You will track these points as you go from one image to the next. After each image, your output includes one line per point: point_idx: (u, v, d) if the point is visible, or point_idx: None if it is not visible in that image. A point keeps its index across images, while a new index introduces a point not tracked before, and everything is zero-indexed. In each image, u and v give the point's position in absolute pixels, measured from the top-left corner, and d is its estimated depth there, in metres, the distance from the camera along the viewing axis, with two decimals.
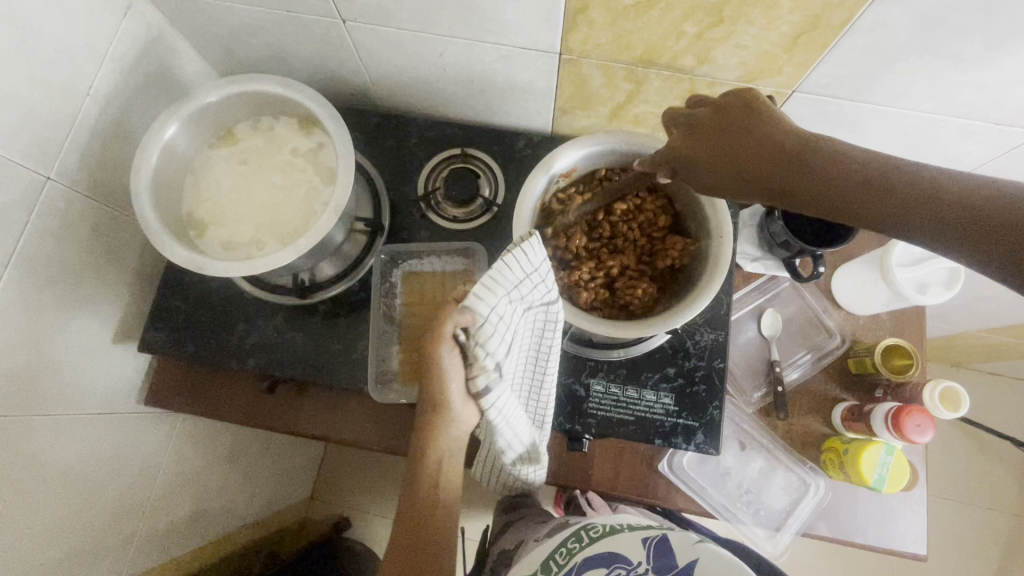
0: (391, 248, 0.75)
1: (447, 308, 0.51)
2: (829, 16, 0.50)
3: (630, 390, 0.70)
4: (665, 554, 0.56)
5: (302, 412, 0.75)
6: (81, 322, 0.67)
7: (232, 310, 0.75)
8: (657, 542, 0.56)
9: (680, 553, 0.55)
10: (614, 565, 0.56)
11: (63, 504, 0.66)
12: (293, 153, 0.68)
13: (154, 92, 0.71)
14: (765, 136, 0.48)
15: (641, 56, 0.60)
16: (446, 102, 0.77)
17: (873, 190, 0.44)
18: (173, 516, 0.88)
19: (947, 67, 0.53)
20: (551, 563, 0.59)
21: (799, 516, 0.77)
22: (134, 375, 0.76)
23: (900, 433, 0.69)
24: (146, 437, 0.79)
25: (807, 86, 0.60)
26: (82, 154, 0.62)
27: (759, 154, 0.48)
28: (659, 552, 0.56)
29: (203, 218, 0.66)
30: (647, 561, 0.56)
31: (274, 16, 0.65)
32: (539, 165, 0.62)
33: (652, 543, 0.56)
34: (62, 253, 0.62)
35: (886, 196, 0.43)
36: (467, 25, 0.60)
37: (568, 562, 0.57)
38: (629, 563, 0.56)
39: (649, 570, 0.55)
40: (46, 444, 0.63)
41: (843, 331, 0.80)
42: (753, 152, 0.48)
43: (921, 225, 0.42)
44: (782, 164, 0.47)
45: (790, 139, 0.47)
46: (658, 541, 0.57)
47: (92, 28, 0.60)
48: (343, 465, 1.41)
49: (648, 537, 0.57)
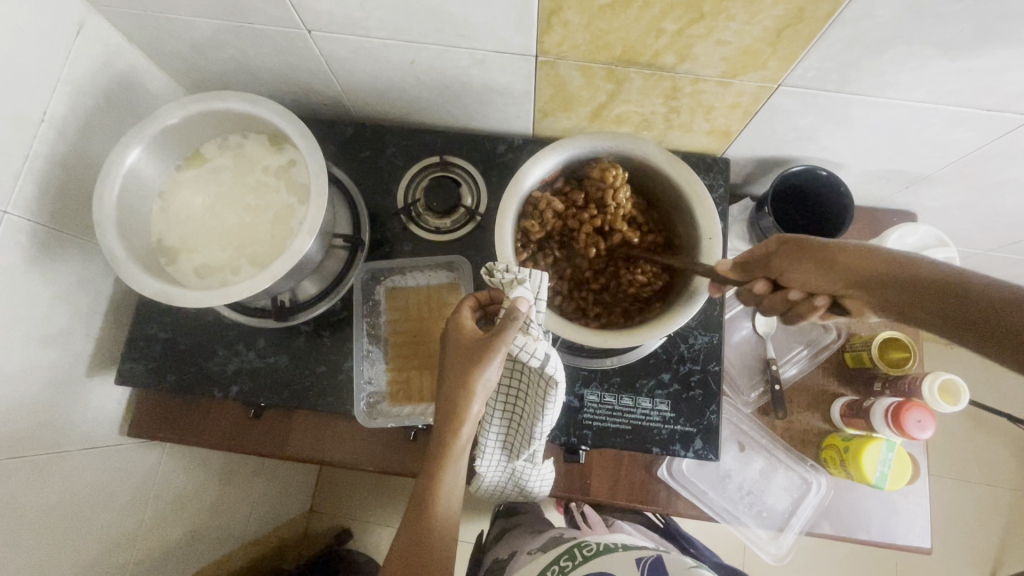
0: (372, 266, 0.72)
1: (500, 334, 0.51)
2: (813, 8, 0.48)
3: (625, 398, 0.69)
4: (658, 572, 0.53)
5: (290, 437, 0.73)
6: (52, 358, 0.64)
7: (211, 336, 0.72)
8: (651, 560, 0.54)
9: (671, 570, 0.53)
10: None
11: (49, 545, 0.64)
12: (265, 172, 0.66)
13: (115, 113, 0.67)
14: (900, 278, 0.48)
15: (620, 56, 0.58)
16: (423, 110, 0.75)
17: (940, 295, 0.45)
18: (166, 545, 0.85)
19: (937, 56, 0.51)
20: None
21: (803, 516, 0.76)
22: (115, 408, 0.74)
23: (901, 429, 0.68)
24: (133, 470, 0.77)
25: (792, 79, 0.58)
26: (42, 184, 0.59)
27: (842, 259, 0.51)
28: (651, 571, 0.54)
29: (174, 244, 0.64)
30: None
31: (235, 28, 0.62)
32: (520, 173, 0.60)
33: (646, 563, 0.55)
34: (27, 288, 0.60)
35: (943, 300, 0.45)
36: (438, 30, 0.58)
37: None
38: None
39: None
40: (26, 486, 0.61)
41: (839, 325, 0.78)
42: (828, 260, 0.52)
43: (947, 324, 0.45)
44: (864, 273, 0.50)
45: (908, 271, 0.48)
46: (651, 561, 0.55)
47: (42, 50, 0.57)
48: (341, 477, 1.39)
49: (642, 557, 0.56)
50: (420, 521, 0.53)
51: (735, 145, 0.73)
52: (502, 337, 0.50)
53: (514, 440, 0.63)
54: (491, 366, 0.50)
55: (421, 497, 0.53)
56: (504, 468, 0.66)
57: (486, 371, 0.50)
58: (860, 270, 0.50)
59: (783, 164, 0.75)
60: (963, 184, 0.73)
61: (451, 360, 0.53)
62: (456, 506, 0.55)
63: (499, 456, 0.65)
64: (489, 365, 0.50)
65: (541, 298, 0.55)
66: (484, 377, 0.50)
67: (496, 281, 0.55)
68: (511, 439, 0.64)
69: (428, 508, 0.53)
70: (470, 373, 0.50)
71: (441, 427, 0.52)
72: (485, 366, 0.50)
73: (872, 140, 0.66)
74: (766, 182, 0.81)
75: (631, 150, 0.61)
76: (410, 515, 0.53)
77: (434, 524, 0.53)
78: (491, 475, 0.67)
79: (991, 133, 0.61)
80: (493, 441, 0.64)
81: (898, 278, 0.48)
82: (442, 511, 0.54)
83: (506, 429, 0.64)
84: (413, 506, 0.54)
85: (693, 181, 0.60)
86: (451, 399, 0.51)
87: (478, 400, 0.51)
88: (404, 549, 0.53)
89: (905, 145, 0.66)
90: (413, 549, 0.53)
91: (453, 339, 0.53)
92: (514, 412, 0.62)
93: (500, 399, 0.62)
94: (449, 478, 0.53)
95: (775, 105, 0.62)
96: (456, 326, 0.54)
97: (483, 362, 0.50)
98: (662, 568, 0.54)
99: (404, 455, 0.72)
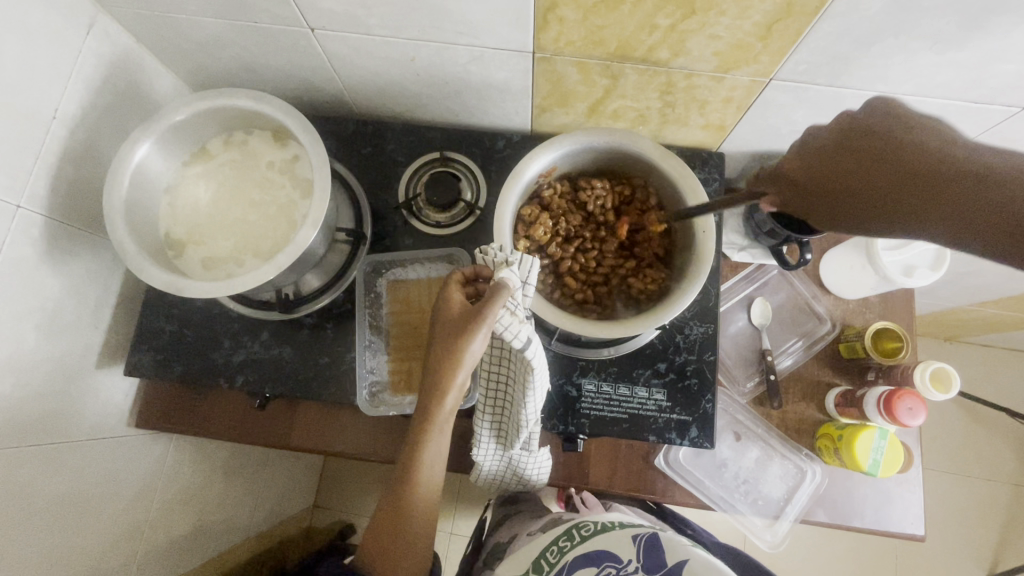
0: (373, 259, 0.74)
1: (477, 312, 0.52)
2: (801, 3, 0.50)
3: (622, 388, 0.70)
4: (654, 551, 0.57)
5: (294, 426, 0.74)
6: (63, 348, 0.66)
7: (217, 328, 0.74)
8: (647, 537, 0.57)
9: (668, 549, 0.56)
10: (603, 563, 0.57)
11: (61, 531, 0.66)
12: (269, 166, 0.67)
13: (124, 110, 0.69)
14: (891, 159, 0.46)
15: (615, 51, 0.59)
16: (424, 107, 0.76)
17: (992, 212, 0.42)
18: (174, 535, 0.87)
19: (923, 49, 0.53)
20: (543, 561, 0.59)
21: (798, 503, 0.77)
22: (123, 399, 0.75)
23: (892, 417, 0.70)
24: (141, 460, 0.78)
25: (784, 73, 0.59)
26: (52, 178, 0.61)
27: (885, 160, 0.46)
28: (648, 549, 0.57)
29: (181, 237, 0.65)
30: (638, 559, 0.56)
31: (241, 27, 0.64)
32: (517, 168, 0.61)
33: (642, 539, 0.57)
34: (40, 280, 0.61)
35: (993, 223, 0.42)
36: (439, 28, 0.59)
37: (559, 561, 0.58)
38: (618, 560, 0.57)
39: (639, 569, 0.56)
40: (38, 472, 0.63)
41: (833, 316, 0.80)
42: (865, 171, 0.46)
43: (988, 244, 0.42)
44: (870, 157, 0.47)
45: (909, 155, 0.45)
46: (647, 539, 0.57)
47: (53, 48, 0.59)
48: (344, 471, 1.40)
49: (638, 533, 0.58)
50: (404, 478, 0.56)
51: (729, 139, 0.74)
52: (481, 315, 0.51)
53: (507, 429, 0.65)
54: (476, 340, 0.52)
55: (407, 459, 0.56)
56: (501, 456, 0.68)
57: (472, 343, 0.52)
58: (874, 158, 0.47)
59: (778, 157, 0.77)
60: None
61: (440, 333, 0.54)
62: (439, 471, 0.58)
63: (495, 445, 0.67)
64: (474, 336, 0.51)
65: (527, 284, 0.57)
66: (470, 350, 0.52)
67: (489, 259, 0.57)
68: (504, 428, 0.65)
69: (412, 470, 0.56)
70: (455, 344, 0.52)
71: (426, 396, 0.54)
72: (472, 337, 0.51)
73: None
74: None
75: (628, 145, 0.63)
76: (397, 472, 0.57)
77: (416, 484, 0.56)
78: (489, 466, 0.69)
79: (981, 125, 0.62)
80: (488, 431, 0.65)
81: (948, 190, 0.43)
82: (425, 475, 0.57)
83: (499, 418, 0.65)
84: (399, 466, 0.57)
85: (688, 178, 0.61)
86: (437, 369, 0.53)
87: (462, 372, 0.52)
88: (389, 503, 0.57)
89: None
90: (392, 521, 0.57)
91: (444, 312, 0.55)
92: (503, 401, 0.64)
93: (487, 390, 0.64)
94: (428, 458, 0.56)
95: (768, 99, 0.64)
96: (448, 299, 0.56)
97: (467, 335, 0.52)
98: (659, 546, 0.57)
99: (404, 445, 0.73)
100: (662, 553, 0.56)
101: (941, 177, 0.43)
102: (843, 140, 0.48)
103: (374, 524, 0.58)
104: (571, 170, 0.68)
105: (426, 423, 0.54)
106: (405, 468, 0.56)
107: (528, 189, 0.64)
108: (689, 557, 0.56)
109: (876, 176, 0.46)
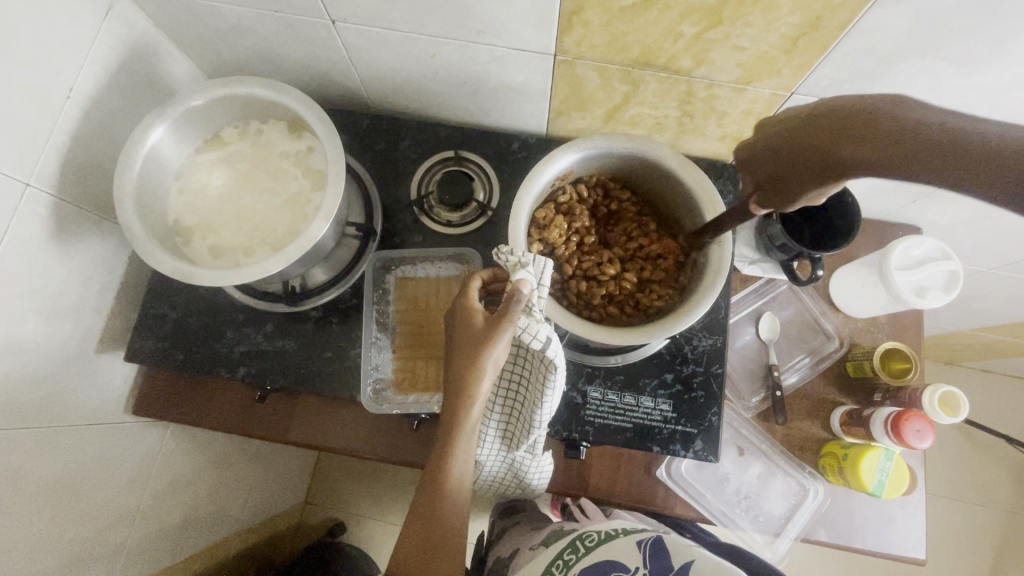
0: (383, 255, 0.73)
1: (503, 316, 0.53)
2: (829, 17, 0.49)
3: (628, 397, 0.69)
4: (661, 555, 0.54)
5: (293, 420, 0.73)
6: (64, 330, 0.65)
7: (221, 318, 0.73)
8: (652, 543, 0.55)
9: (674, 553, 0.53)
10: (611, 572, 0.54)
11: (52, 515, 0.64)
12: (283, 158, 0.67)
13: (138, 94, 0.68)
14: (783, 151, 0.46)
15: (637, 58, 0.59)
16: (440, 105, 0.76)
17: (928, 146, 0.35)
18: (165, 524, 0.86)
19: (947, 70, 0.52)
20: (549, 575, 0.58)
21: (798, 522, 0.76)
22: (121, 385, 0.74)
23: (900, 438, 0.69)
24: (136, 448, 0.77)
25: (806, 88, 0.59)
26: (62, 158, 0.60)
27: (801, 152, 0.44)
28: (654, 554, 0.54)
29: (190, 223, 0.64)
30: (645, 564, 0.54)
31: (261, 16, 0.63)
32: (534, 170, 0.60)
33: (646, 544, 0.55)
34: (44, 259, 0.60)
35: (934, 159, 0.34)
36: (461, 26, 0.59)
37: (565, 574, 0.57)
38: (624, 568, 0.54)
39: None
40: (31, 455, 0.61)
41: (841, 334, 0.80)
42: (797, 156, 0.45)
43: (939, 168, 0.34)
44: (781, 160, 0.46)
45: (818, 138, 0.43)
46: (652, 543, 0.55)
47: (70, 28, 0.58)
48: (337, 468, 1.39)
49: (642, 539, 0.56)
50: (432, 497, 0.54)
51: None
52: (509, 319, 0.52)
53: (514, 429, 0.64)
54: (500, 345, 0.52)
55: (432, 476, 0.54)
56: (504, 458, 0.67)
57: (495, 350, 0.52)
58: (785, 160, 0.46)
59: None
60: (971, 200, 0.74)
61: (459, 342, 0.54)
62: (464, 486, 0.56)
63: (499, 445, 0.66)
64: (498, 343, 0.52)
65: (543, 284, 0.56)
66: (493, 357, 0.52)
67: (501, 263, 0.56)
68: (512, 429, 0.65)
69: (439, 487, 0.54)
70: (479, 351, 0.52)
71: (450, 406, 0.53)
72: (496, 344, 0.52)
73: None
74: None
75: (646, 151, 0.62)
76: (423, 493, 0.54)
77: (445, 502, 0.54)
78: (491, 466, 0.68)
79: None
80: (494, 430, 0.65)
81: (875, 145, 0.38)
82: (453, 490, 0.55)
83: (506, 419, 0.65)
84: (424, 485, 0.55)
85: (705, 186, 0.61)
86: (460, 377, 0.52)
87: (488, 378, 0.53)
88: (418, 527, 0.54)
89: None
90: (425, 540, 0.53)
91: (461, 321, 0.55)
92: (515, 400, 0.63)
93: (502, 388, 0.63)
94: (455, 470, 0.54)
95: None
96: (464, 306, 0.55)
97: (491, 341, 0.52)
98: (664, 550, 0.54)
99: (405, 443, 0.72)
100: (667, 557, 0.53)
101: (886, 143, 0.38)
102: (769, 146, 0.47)
103: (405, 550, 0.54)
104: (588, 173, 0.68)
105: (450, 432, 0.53)
106: (432, 481, 0.54)
107: (543, 191, 0.63)
108: (695, 557, 0.53)
109: (812, 159, 0.43)
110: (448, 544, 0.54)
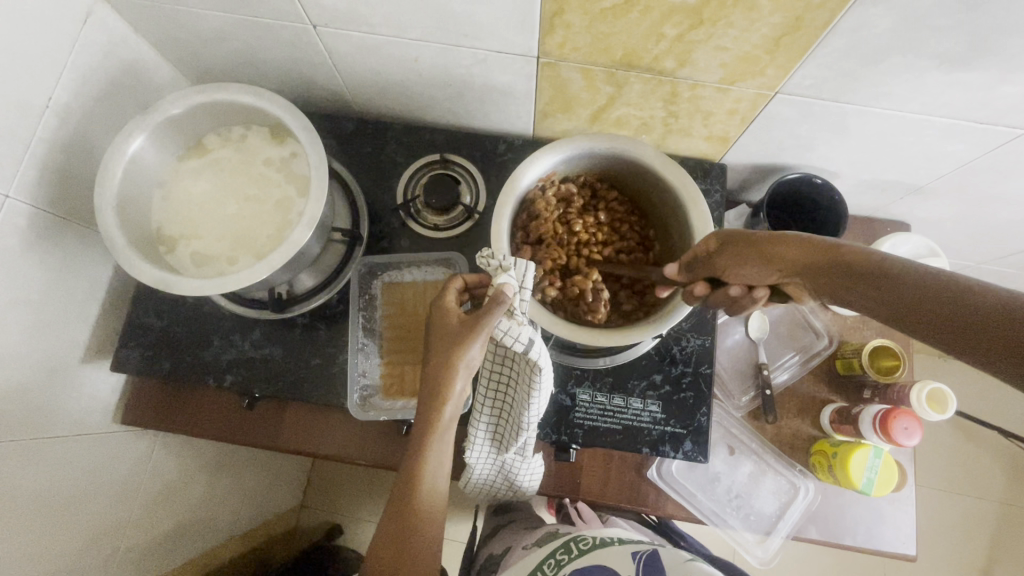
0: (368, 261, 0.73)
1: (480, 315, 0.53)
2: (810, 17, 0.49)
3: (617, 398, 0.69)
4: (653, 565, 0.54)
5: (282, 427, 0.73)
6: (48, 341, 0.64)
7: (207, 326, 0.73)
8: (647, 554, 0.55)
9: (669, 565, 0.53)
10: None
11: (40, 527, 0.64)
12: (266, 164, 0.66)
13: (119, 102, 0.68)
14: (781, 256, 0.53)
15: (621, 59, 0.58)
16: (425, 108, 0.76)
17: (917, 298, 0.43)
18: (157, 532, 0.85)
19: (931, 68, 0.52)
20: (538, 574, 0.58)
21: (790, 520, 0.77)
22: (108, 395, 0.74)
23: (888, 436, 0.70)
24: (126, 457, 0.77)
25: (790, 87, 0.58)
26: (42, 168, 0.59)
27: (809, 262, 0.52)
28: (647, 565, 0.54)
29: (173, 232, 0.64)
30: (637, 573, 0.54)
31: (242, 21, 0.63)
32: (516, 173, 0.60)
33: (641, 556, 0.55)
34: (26, 270, 0.60)
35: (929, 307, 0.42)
36: (443, 29, 0.58)
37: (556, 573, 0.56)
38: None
39: None
40: (18, 467, 0.61)
41: (831, 332, 0.80)
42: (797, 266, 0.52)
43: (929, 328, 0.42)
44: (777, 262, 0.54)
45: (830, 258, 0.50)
46: (647, 556, 0.55)
47: (47, 36, 0.57)
48: (332, 471, 1.39)
49: (637, 551, 0.56)
50: (405, 496, 0.53)
51: (732, 150, 0.74)
52: (485, 319, 0.52)
53: (504, 431, 0.64)
54: (476, 343, 0.52)
55: (407, 476, 0.53)
56: (494, 460, 0.67)
57: (470, 349, 0.52)
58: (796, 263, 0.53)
59: (780, 171, 0.76)
60: (958, 196, 0.74)
61: (436, 341, 0.54)
62: (439, 486, 0.56)
63: (488, 448, 0.66)
64: (473, 343, 0.52)
65: (525, 287, 0.55)
66: (467, 356, 0.52)
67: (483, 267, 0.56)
68: (501, 431, 0.64)
69: (414, 486, 0.53)
70: (455, 350, 0.52)
71: (424, 404, 0.53)
72: (471, 343, 0.52)
73: (866, 149, 0.67)
74: (762, 188, 0.82)
75: (629, 151, 0.62)
76: (396, 493, 0.54)
77: (419, 502, 0.54)
78: (481, 469, 0.67)
79: (984, 145, 0.61)
80: (483, 433, 0.64)
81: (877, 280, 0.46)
82: (428, 489, 0.54)
83: (495, 421, 0.64)
84: (399, 484, 0.54)
85: (688, 186, 0.60)
86: (435, 375, 0.52)
87: (462, 377, 0.52)
88: (391, 529, 0.53)
89: (900, 155, 0.67)
90: (398, 542, 0.52)
91: (438, 320, 0.55)
92: (505, 402, 0.63)
93: (490, 390, 0.63)
94: (430, 470, 0.54)
95: (773, 112, 0.63)
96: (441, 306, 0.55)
97: (467, 340, 0.52)
98: (658, 562, 0.54)
99: (394, 448, 0.72)
100: (661, 570, 0.53)
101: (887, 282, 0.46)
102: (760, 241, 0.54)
103: (377, 552, 0.53)
104: (573, 173, 0.67)
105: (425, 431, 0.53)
106: (406, 480, 0.54)
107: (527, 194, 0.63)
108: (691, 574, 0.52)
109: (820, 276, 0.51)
110: (422, 544, 0.53)
